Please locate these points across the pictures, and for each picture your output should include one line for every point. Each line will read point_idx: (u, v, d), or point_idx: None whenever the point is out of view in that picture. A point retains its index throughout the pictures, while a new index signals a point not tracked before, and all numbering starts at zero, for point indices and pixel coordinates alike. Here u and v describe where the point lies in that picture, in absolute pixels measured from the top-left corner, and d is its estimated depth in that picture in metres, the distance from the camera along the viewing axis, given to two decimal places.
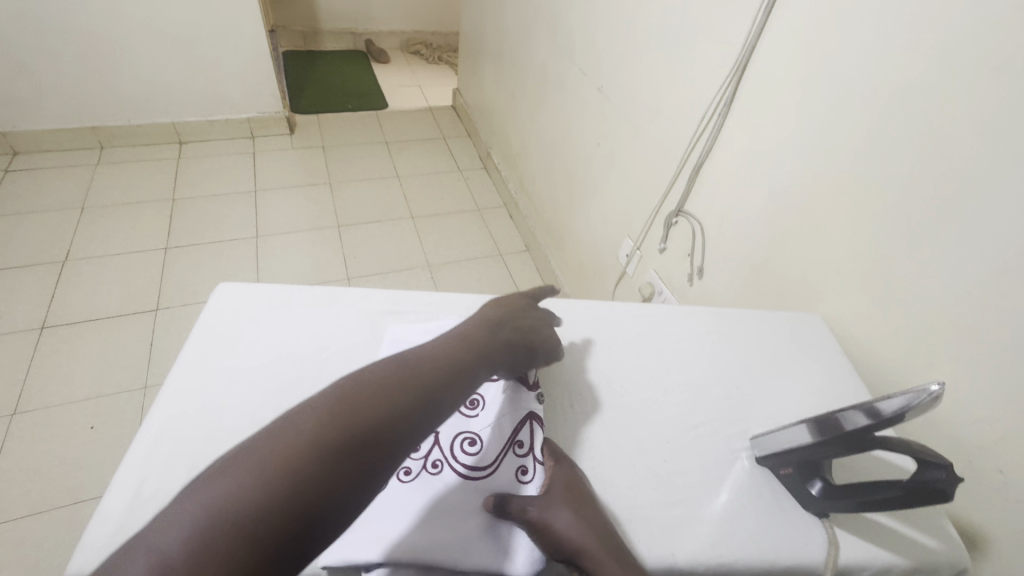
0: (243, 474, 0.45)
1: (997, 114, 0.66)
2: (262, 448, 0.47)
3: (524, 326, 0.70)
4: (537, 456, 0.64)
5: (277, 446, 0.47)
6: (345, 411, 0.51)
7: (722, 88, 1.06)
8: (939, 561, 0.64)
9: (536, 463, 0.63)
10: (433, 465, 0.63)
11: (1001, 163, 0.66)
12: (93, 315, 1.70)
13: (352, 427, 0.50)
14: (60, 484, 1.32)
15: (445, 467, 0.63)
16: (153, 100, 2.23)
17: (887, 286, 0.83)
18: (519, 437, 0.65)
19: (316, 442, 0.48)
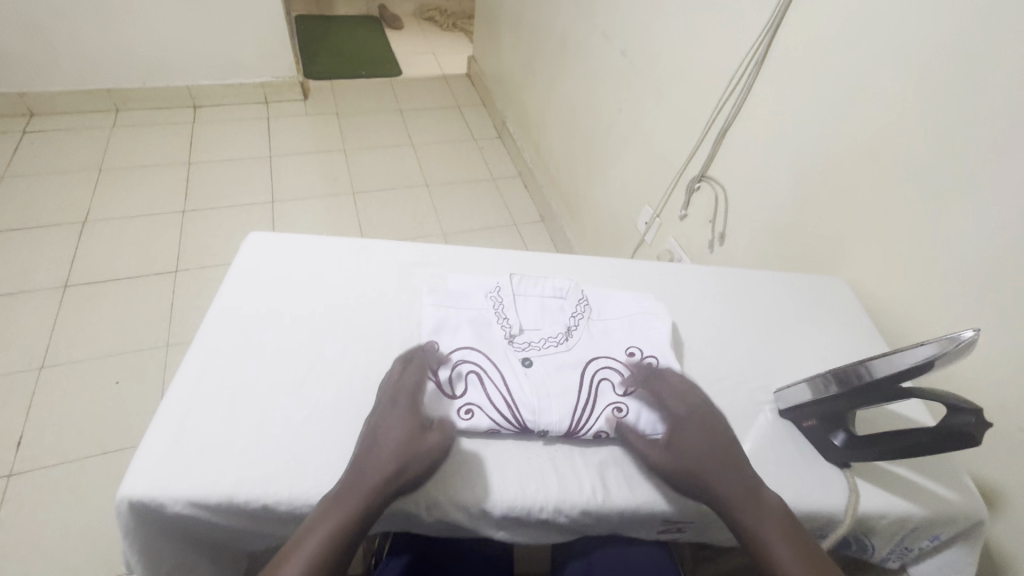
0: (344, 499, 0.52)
1: None
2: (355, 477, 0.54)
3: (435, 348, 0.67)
4: (619, 392, 0.66)
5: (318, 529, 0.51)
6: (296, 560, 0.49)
7: (752, 49, 1.04)
8: (958, 513, 0.65)
9: (623, 400, 0.65)
10: (464, 412, 0.62)
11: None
12: (115, 275, 1.72)
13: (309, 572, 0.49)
14: (89, 434, 1.36)
15: (480, 414, 0.62)
16: (167, 62, 2.21)
17: (914, 248, 0.83)
18: (606, 388, 0.66)
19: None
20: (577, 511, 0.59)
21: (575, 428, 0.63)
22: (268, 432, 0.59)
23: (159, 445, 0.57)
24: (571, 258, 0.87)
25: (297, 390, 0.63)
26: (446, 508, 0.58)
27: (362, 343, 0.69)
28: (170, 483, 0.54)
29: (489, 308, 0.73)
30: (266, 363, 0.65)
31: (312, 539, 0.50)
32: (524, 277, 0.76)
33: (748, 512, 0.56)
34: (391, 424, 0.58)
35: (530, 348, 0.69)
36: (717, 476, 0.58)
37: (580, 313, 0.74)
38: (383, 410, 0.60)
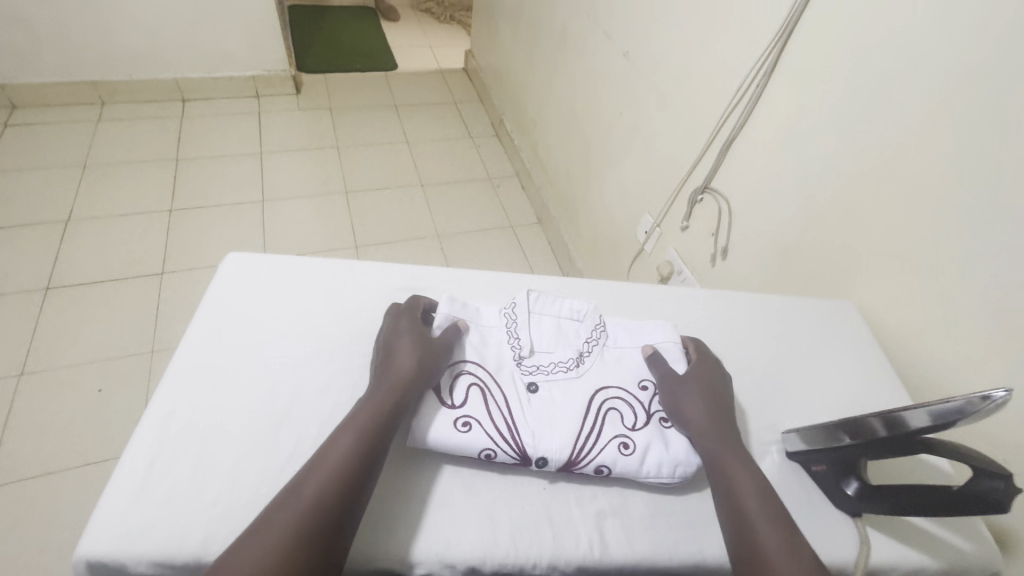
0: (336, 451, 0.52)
1: None
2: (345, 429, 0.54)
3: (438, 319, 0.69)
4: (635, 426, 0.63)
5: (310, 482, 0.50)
6: (331, 451, 0.52)
7: (762, 58, 0.98)
8: (972, 565, 0.61)
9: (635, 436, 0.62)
10: (461, 425, 0.60)
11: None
12: (98, 277, 1.67)
13: (343, 458, 0.52)
14: (70, 445, 1.32)
15: (478, 429, 0.60)
16: (155, 54, 2.13)
17: (930, 275, 0.79)
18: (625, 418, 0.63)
19: (319, 487, 0.49)
20: (573, 567, 0.56)
21: (575, 459, 0.60)
22: (240, 480, 0.55)
23: (123, 497, 0.53)
24: (568, 282, 0.84)
25: (273, 432, 0.59)
26: (432, 565, 0.54)
27: (345, 378, 0.65)
28: (133, 540, 0.51)
29: (502, 325, 0.71)
30: (241, 401, 0.61)
31: (345, 432, 0.54)
32: (542, 296, 0.74)
33: (722, 452, 0.58)
34: (407, 340, 0.63)
35: (538, 372, 0.67)
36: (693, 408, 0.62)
37: (596, 339, 0.71)
38: (395, 334, 0.65)
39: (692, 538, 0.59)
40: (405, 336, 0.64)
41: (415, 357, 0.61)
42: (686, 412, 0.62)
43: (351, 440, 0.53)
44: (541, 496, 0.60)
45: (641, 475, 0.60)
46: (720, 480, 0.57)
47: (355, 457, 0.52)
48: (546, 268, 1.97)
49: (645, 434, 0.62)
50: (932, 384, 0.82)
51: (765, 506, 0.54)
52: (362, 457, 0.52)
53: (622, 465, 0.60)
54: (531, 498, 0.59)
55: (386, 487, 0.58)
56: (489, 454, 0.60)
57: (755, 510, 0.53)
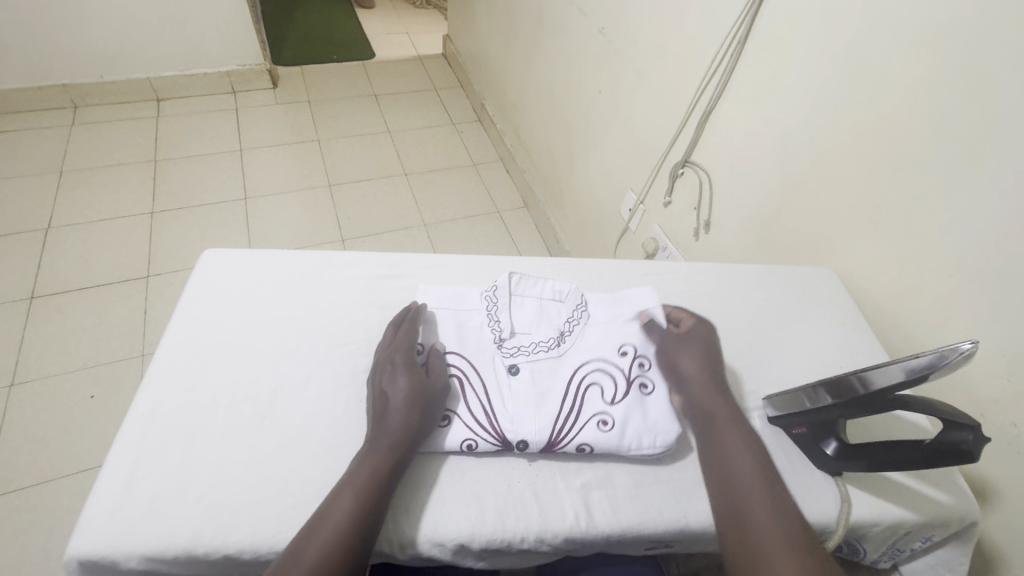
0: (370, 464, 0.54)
1: None
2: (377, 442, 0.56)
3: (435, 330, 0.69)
4: (614, 400, 0.63)
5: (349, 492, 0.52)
6: (328, 520, 0.50)
7: (734, 27, 0.98)
8: (951, 516, 0.63)
9: (614, 411, 0.62)
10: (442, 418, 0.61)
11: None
12: (83, 283, 1.66)
13: (340, 530, 0.49)
14: (66, 452, 1.32)
15: (456, 418, 0.61)
16: (125, 54, 2.09)
17: (906, 236, 0.80)
18: (606, 387, 0.64)
19: (316, 559, 0.47)
20: (560, 540, 0.57)
21: (555, 440, 0.61)
22: (227, 473, 0.56)
23: (109, 498, 0.53)
24: (553, 261, 0.83)
25: (256, 426, 0.59)
26: (421, 546, 0.55)
27: (325, 368, 0.65)
28: (122, 538, 0.51)
29: (482, 309, 0.71)
30: (222, 398, 0.61)
31: (341, 496, 0.52)
32: (524, 277, 0.74)
33: (714, 404, 0.62)
34: (396, 381, 0.60)
35: (519, 353, 0.68)
36: (683, 363, 0.65)
37: (577, 318, 0.71)
38: (382, 374, 0.61)
39: (675, 505, 0.60)
40: (394, 378, 0.60)
41: (403, 401, 0.58)
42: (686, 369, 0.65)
43: (347, 506, 0.51)
44: (526, 473, 0.61)
45: (623, 450, 0.61)
46: (707, 434, 0.60)
47: (352, 525, 0.50)
48: (533, 251, 1.96)
49: (622, 407, 0.63)
50: (911, 344, 0.84)
51: (749, 450, 0.58)
52: (361, 522, 0.50)
53: (603, 442, 0.61)
54: (516, 476, 0.60)
55: None
56: (469, 444, 0.60)
57: (737, 454, 0.58)
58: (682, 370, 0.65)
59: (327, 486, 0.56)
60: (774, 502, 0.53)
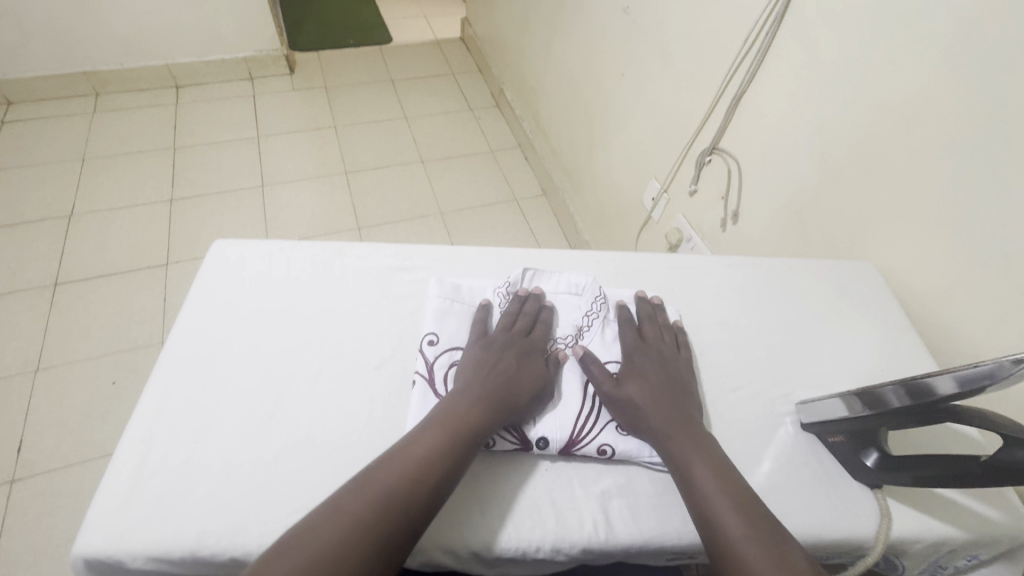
0: (424, 446, 0.52)
1: None
2: (437, 424, 0.54)
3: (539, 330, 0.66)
4: None
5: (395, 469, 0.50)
6: (409, 458, 0.51)
7: (770, 4, 0.91)
8: (1001, 534, 0.58)
9: None
10: None
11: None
12: (105, 270, 1.67)
13: (415, 475, 0.50)
14: (89, 437, 1.34)
15: None
16: (143, 40, 2.09)
17: (955, 231, 0.74)
18: None
19: (391, 482, 0.49)
20: (577, 549, 0.54)
21: (575, 440, 0.58)
22: (235, 472, 0.54)
23: (115, 496, 0.52)
24: (573, 254, 0.79)
25: (265, 422, 0.58)
26: (432, 552, 0.53)
27: (336, 364, 0.63)
28: (129, 536, 0.50)
29: (497, 303, 0.68)
30: (232, 393, 0.60)
31: (427, 436, 0.53)
32: (538, 271, 0.71)
33: (680, 442, 0.56)
34: (511, 362, 0.61)
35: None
36: (646, 405, 0.59)
37: (596, 311, 0.68)
38: (495, 352, 0.62)
39: None
40: (508, 358, 0.61)
41: (512, 380, 0.59)
42: (642, 409, 0.58)
43: (428, 452, 0.51)
44: (541, 476, 0.58)
45: (642, 457, 0.58)
46: (678, 469, 0.54)
47: (432, 474, 0.50)
48: (552, 241, 1.92)
49: None
50: (958, 347, 0.78)
51: (734, 503, 0.50)
52: (441, 468, 0.51)
53: (623, 445, 0.58)
54: (529, 480, 0.57)
55: None
56: (486, 442, 0.57)
57: (723, 508, 0.50)
58: (644, 415, 0.58)
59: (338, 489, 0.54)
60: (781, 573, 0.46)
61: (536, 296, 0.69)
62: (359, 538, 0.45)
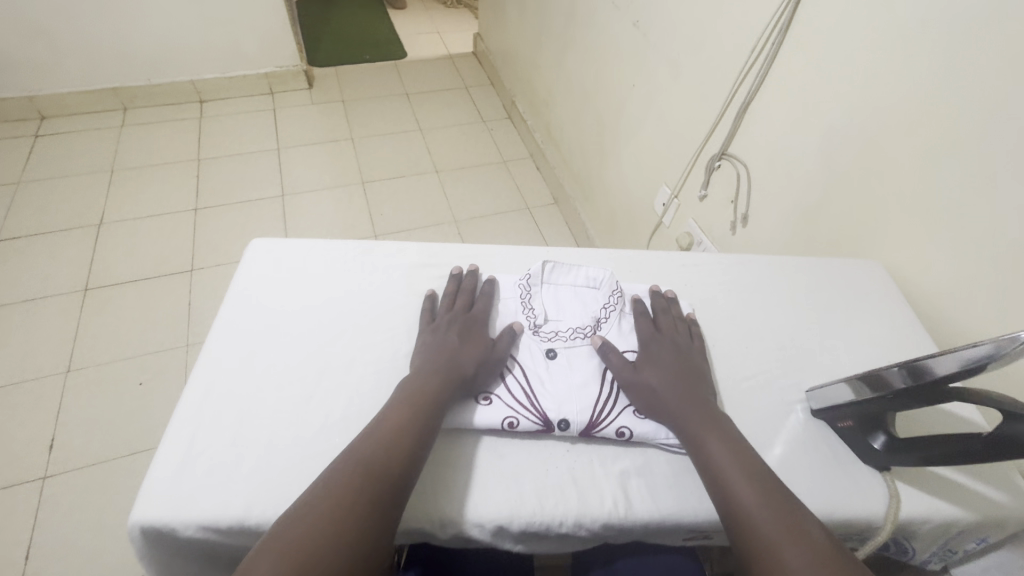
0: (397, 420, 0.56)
1: None
2: (408, 402, 0.57)
3: (476, 307, 0.70)
4: None
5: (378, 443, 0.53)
6: (377, 435, 0.54)
7: (777, 14, 0.96)
8: (1008, 516, 0.60)
9: None
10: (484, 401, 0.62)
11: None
12: (132, 276, 1.73)
13: (384, 448, 0.53)
14: (117, 436, 1.39)
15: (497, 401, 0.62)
16: (170, 57, 2.18)
17: (956, 229, 0.77)
18: None
19: (377, 454, 0.52)
20: (599, 524, 0.57)
21: (595, 422, 0.61)
22: (276, 450, 0.58)
23: (168, 469, 0.56)
24: (589, 251, 0.83)
25: (304, 405, 0.62)
26: (462, 526, 0.56)
27: (368, 353, 0.67)
28: (182, 506, 0.54)
29: (517, 297, 0.73)
30: (272, 378, 0.64)
31: (399, 412, 0.57)
32: (558, 265, 0.75)
33: (698, 423, 0.59)
34: (455, 337, 0.65)
35: (556, 339, 0.69)
36: (655, 381, 0.63)
37: (613, 304, 0.72)
38: (440, 332, 0.66)
39: None
40: (452, 334, 0.66)
41: (458, 354, 0.63)
42: (658, 393, 0.62)
43: (400, 426, 0.55)
44: (563, 456, 0.61)
45: (659, 440, 0.61)
46: (696, 449, 0.57)
47: (399, 446, 0.54)
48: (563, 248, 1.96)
49: None
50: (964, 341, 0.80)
51: (747, 476, 0.54)
52: (406, 442, 0.54)
53: (640, 428, 0.61)
54: (552, 460, 0.60)
55: None
56: (510, 423, 0.61)
57: (737, 481, 0.53)
58: (654, 391, 0.62)
59: None
60: (790, 532, 0.49)
61: (473, 273, 0.74)
62: (355, 505, 0.48)
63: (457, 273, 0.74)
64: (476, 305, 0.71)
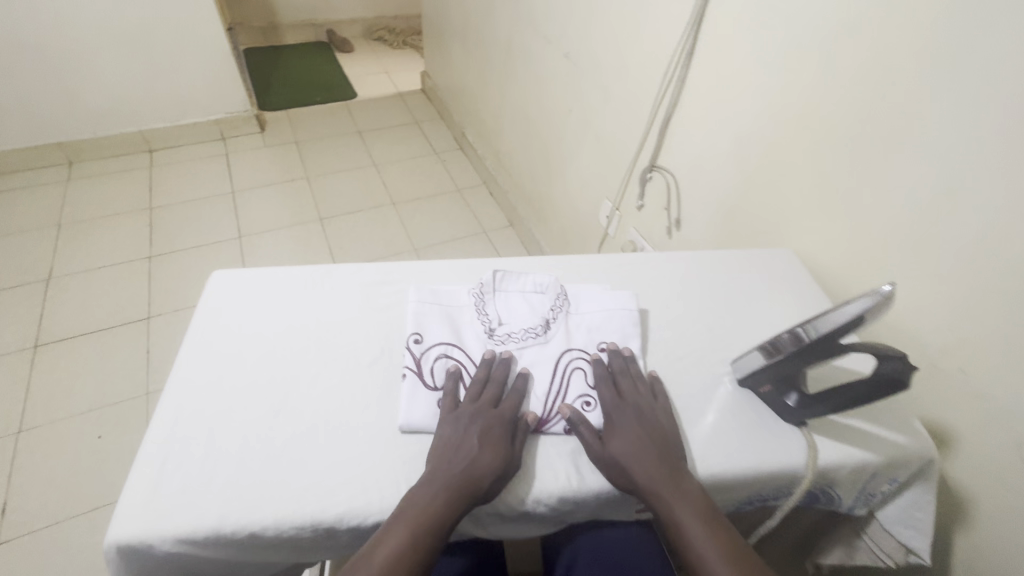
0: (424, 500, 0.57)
1: (922, 37, 0.72)
2: (432, 479, 0.59)
3: (499, 381, 0.69)
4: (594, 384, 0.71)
5: (403, 527, 0.56)
6: (381, 553, 0.54)
7: (683, 41, 1.09)
8: (909, 455, 0.69)
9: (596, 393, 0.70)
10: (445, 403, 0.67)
11: (956, 80, 0.69)
12: (86, 329, 1.70)
13: (394, 565, 0.54)
14: (77, 492, 1.34)
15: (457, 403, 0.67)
16: (118, 109, 2.19)
17: (846, 214, 0.89)
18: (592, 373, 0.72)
19: (403, 540, 0.55)
20: (555, 500, 0.63)
21: (545, 417, 0.67)
22: (249, 463, 0.61)
23: (143, 490, 0.58)
24: (537, 259, 0.90)
25: (273, 419, 0.65)
26: None
27: (332, 367, 0.71)
28: (158, 522, 0.56)
29: (472, 304, 0.78)
30: (242, 399, 0.67)
31: (423, 490, 0.58)
32: (507, 274, 0.81)
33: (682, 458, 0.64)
34: (476, 437, 0.62)
35: (509, 341, 0.74)
36: (634, 445, 0.63)
37: (559, 306, 0.78)
38: (461, 428, 0.63)
39: None
40: (475, 435, 0.62)
41: (476, 459, 0.60)
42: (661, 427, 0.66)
43: (428, 507, 0.57)
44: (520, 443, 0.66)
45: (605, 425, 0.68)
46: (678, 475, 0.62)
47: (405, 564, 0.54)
48: None
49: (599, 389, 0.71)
50: None
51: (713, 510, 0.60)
52: (412, 561, 0.54)
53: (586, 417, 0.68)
54: None
55: (384, 454, 0.63)
56: None
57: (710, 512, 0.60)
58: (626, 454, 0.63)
59: (343, 468, 0.61)
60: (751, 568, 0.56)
61: (506, 361, 0.71)
62: None
63: (414, 290, 0.79)
64: (500, 379, 0.69)
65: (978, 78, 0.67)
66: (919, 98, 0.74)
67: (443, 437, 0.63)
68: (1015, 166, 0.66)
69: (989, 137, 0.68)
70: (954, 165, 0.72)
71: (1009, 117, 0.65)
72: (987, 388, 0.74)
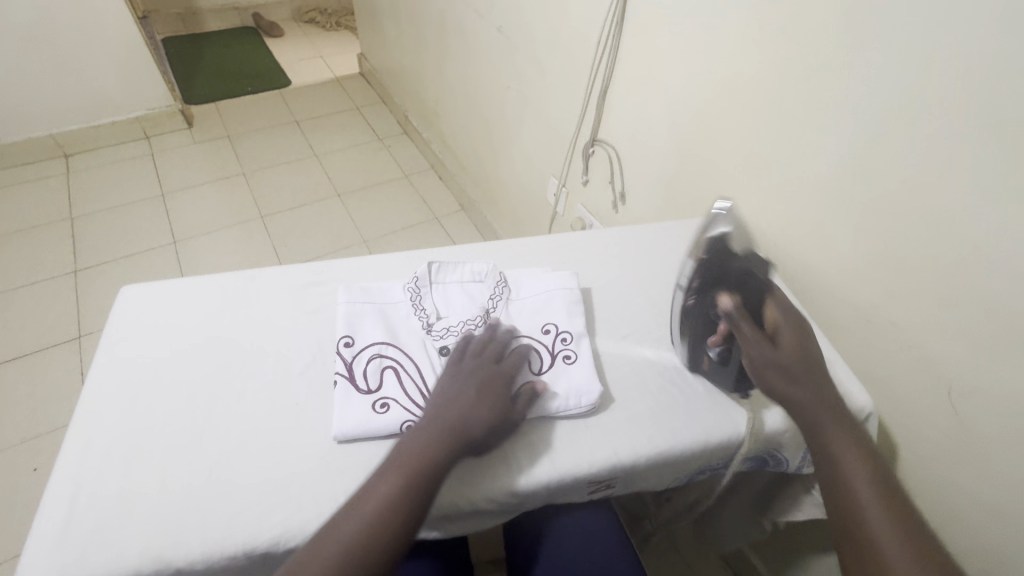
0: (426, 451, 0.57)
1: None
2: (433, 430, 0.59)
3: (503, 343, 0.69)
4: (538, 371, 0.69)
5: (400, 476, 0.55)
6: (375, 499, 0.53)
7: (611, 8, 1.05)
8: (846, 411, 0.71)
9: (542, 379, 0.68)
10: (380, 406, 0.63)
11: (874, 35, 0.69)
12: (9, 355, 1.57)
13: (385, 510, 0.53)
14: (14, 530, 1.25)
15: (394, 406, 0.63)
16: (22, 111, 2.00)
17: (780, 178, 0.89)
18: (536, 360, 0.70)
19: (396, 487, 0.54)
20: (501, 494, 0.61)
21: None
22: (170, 492, 0.57)
23: (49, 534, 0.53)
24: (476, 246, 0.86)
25: (195, 441, 0.60)
26: None
27: (258, 380, 0.66)
28: (68, 569, 0.51)
29: (407, 300, 0.74)
30: (159, 423, 0.62)
31: (423, 440, 0.58)
32: (443, 264, 0.77)
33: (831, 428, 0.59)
34: (472, 390, 0.62)
35: (448, 334, 0.71)
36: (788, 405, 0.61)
37: (498, 294, 0.76)
38: (462, 380, 0.63)
39: (608, 444, 0.65)
40: (474, 388, 0.62)
41: (470, 409, 0.60)
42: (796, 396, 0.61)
43: (426, 456, 0.56)
44: None
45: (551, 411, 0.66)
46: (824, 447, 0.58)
47: (395, 511, 0.53)
48: None
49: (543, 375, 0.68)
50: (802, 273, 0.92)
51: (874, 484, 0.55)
52: (404, 509, 0.53)
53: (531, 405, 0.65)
54: None
55: (319, 468, 0.59)
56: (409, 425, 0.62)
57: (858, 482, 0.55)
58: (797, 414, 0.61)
59: (274, 487, 0.58)
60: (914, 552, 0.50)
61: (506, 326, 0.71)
62: (374, 535, 0.52)
63: (344, 289, 0.75)
64: (506, 340, 0.69)
65: (894, 32, 0.67)
66: (841, 56, 0.73)
67: (450, 391, 0.62)
68: (931, 119, 0.66)
69: (909, 93, 0.68)
70: (877, 121, 0.72)
71: (926, 71, 0.65)
72: (916, 339, 0.76)
